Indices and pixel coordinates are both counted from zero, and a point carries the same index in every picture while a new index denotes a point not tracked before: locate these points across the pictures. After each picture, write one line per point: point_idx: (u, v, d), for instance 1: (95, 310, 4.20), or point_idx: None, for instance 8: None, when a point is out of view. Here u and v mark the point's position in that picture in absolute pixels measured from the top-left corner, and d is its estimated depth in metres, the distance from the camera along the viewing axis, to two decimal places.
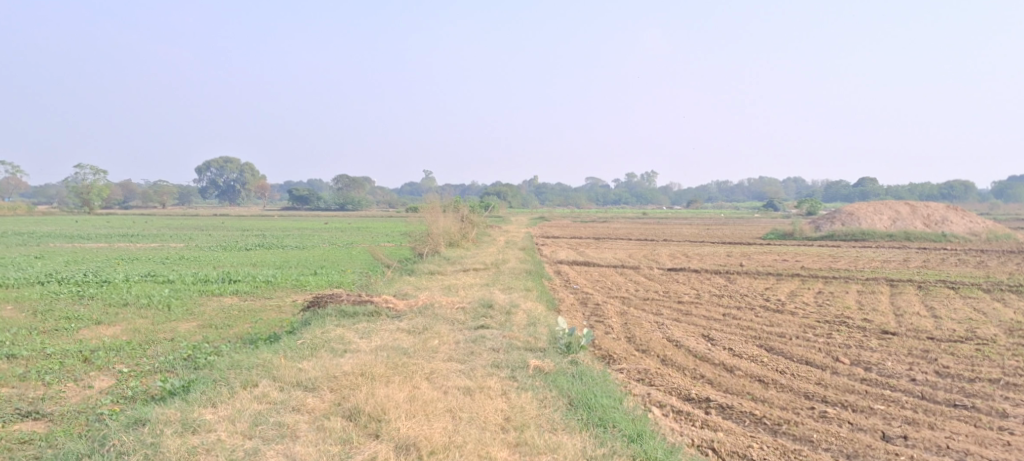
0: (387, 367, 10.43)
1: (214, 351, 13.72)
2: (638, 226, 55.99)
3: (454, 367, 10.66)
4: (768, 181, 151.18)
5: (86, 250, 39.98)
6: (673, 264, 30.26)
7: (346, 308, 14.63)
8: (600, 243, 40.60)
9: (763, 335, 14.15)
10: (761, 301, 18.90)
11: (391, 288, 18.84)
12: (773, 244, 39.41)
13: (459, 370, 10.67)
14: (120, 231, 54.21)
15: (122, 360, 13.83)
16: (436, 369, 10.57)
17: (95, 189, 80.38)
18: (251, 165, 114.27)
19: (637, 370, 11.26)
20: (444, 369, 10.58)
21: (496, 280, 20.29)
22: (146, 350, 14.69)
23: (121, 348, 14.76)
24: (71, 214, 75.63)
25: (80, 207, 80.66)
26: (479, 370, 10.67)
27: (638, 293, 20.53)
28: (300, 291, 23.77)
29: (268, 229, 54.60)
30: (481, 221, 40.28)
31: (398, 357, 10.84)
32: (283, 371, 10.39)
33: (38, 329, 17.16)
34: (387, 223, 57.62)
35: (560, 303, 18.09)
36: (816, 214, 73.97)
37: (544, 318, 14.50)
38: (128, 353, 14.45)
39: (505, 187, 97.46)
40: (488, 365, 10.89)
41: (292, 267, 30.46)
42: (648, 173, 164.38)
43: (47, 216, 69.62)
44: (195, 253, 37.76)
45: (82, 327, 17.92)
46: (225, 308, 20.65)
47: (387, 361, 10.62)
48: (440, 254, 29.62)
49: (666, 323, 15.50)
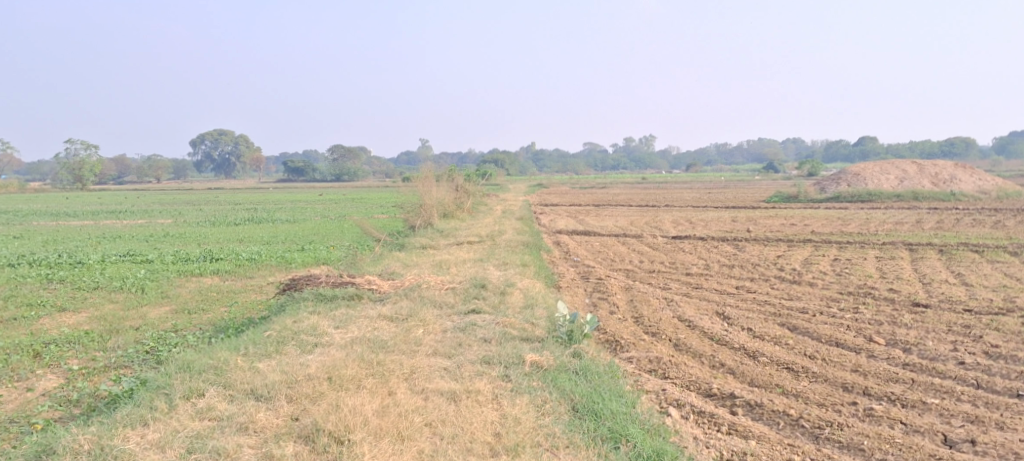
0: (359, 368, 9.14)
1: (178, 342, 12.39)
2: (639, 192, 54.53)
3: (438, 365, 9.38)
4: (766, 143, 149.62)
5: (70, 228, 38.58)
6: (677, 231, 28.90)
7: (324, 291, 13.26)
8: (601, 211, 39.18)
9: (782, 312, 12.82)
10: (775, 272, 17.52)
11: (377, 267, 17.48)
12: (778, 208, 37.96)
13: (445, 369, 9.37)
14: (109, 206, 52.72)
15: (76, 354, 12.49)
16: (417, 368, 9.29)
17: (87, 165, 78.90)
18: (247, 137, 112.62)
19: (647, 358, 9.96)
20: (426, 369, 9.30)
21: (491, 255, 18.94)
22: (107, 341, 13.34)
23: (79, 339, 13.40)
24: (63, 191, 74.04)
25: (74, 184, 79.11)
26: (467, 369, 9.37)
27: (643, 265, 19.17)
28: (285, 268, 22.40)
29: (262, 202, 53.14)
30: (477, 190, 38.84)
31: (373, 353, 9.56)
32: (238, 376, 9.12)
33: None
34: (383, 193, 56.19)
35: (559, 278, 16.77)
36: (818, 175, 72.65)
37: (542, 298, 13.15)
38: (85, 345, 13.11)
39: (502, 155, 95.81)
40: (478, 362, 9.58)
41: (280, 242, 29.06)
42: (647, 138, 162.87)
43: (39, 193, 68.09)
44: (182, 229, 36.38)
45: (45, 315, 16.55)
46: (203, 289, 19.29)
47: (361, 359, 9.34)
48: (434, 227, 28.24)
49: (675, 299, 14.16)
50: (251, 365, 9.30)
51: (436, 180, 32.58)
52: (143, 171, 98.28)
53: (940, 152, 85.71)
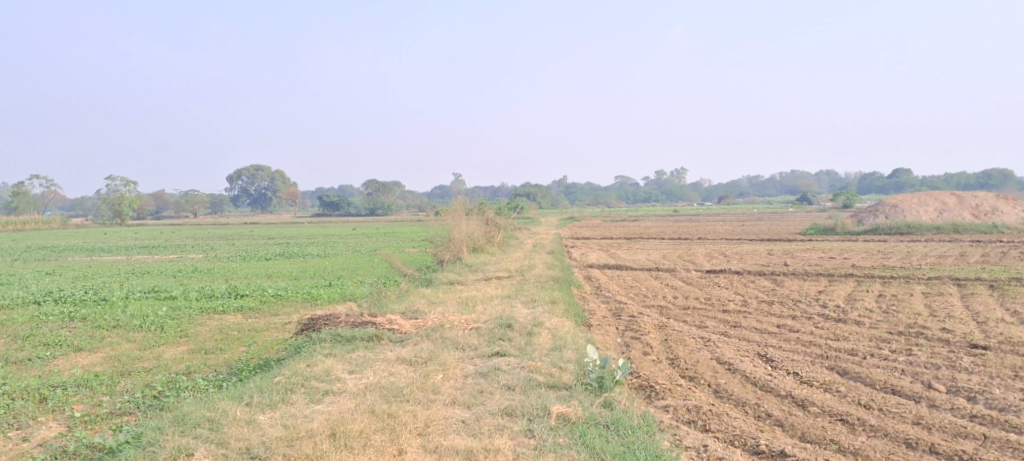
0: (367, 423, 8.43)
1: (188, 386, 11.74)
2: (671, 225, 53.54)
3: (455, 418, 8.68)
4: (800, 175, 148.21)
5: (101, 264, 38.29)
6: (711, 265, 28.02)
7: (342, 331, 12.57)
8: (632, 244, 38.34)
9: (829, 354, 11.96)
10: (817, 309, 16.61)
11: (401, 305, 16.76)
12: (815, 240, 36.92)
13: (462, 422, 8.67)
14: (143, 242, 52.62)
15: (82, 399, 11.86)
16: (432, 423, 8.56)
17: (126, 201, 79.33)
18: (282, 172, 113.17)
19: (685, 407, 9.17)
20: (442, 424, 8.57)
21: (519, 291, 18.18)
22: (116, 384, 12.70)
23: (88, 382, 12.77)
24: (102, 226, 74.50)
25: (112, 219, 79.42)
26: (488, 423, 8.63)
27: (677, 301, 18.32)
28: (309, 305, 21.77)
29: (294, 236, 52.80)
30: (508, 224, 38.16)
31: (385, 403, 8.87)
32: (240, 431, 8.46)
33: (8, 362, 15.24)
34: (414, 227, 55.74)
35: (590, 316, 15.98)
36: (853, 207, 71.44)
37: (572, 340, 12.38)
38: (94, 389, 12.48)
39: (533, 188, 95.37)
40: (499, 414, 8.86)
41: (307, 278, 28.47)
42: (678, 170, 161.91)
43: (77, 229, 68.38)
44: (211, 264, 35.97)
45: (60, 355, 15.97)
46: (224, 327, 18.66)
47: (370, 412, 8.63)
48: (463, 261, 27.54)
49: (713, 339, 13.33)
50: (254, 419, 8.63)
51: (466, 214, 31.93)
52: (180, 207, 98.83)
53: (978, 183, 84.09)
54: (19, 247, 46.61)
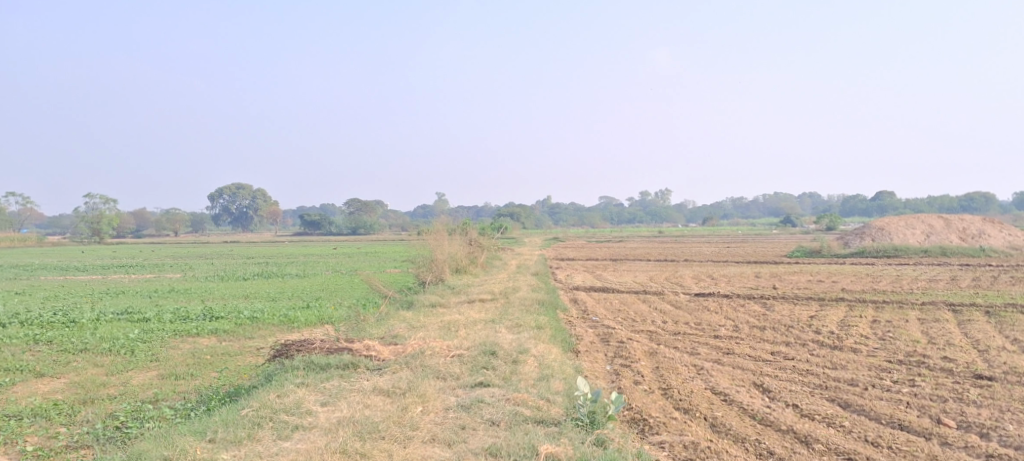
0: None
1: (151, 417, 11.05)
2: (656, 246, 53.08)
3: (434, 458, 8.10)
4: (783, 197, 148.58)
5: (75, 284, 37.42)
6: (699, 287, 27.50)
7: (316, 358, 11.93)
8: (618, 266, 37.80)
9: (829, 384, 11.40)
10: (812, 335, 16.07)
11: (380, 329, 16.12)
12: (802, 263, 36.49)
13: None
14: (120, 260, 51.60)
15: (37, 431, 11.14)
16: None
17: (106, 219, 78.18)
18: (265, 191, 112.27)
19: (682, 444, 8.66)
20: None
21: (504, 315, 17.56)
22: (76, 415, 11.99)
23: (46, 413, 12.04)
24: (80, 244, 73.34)
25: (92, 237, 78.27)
26: None
27: (666, 326, 17.75)
28: (286, 328, 21.07)
29: (275, 256, 51.96)
30: (492, 244, 37.55)
31: (360, 443, 8.25)
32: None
33: None
34: (396, 247, 55.04)
35: (577, 341, 15.39)
36: (837, 229, 71.27)
37: (559, 368, 11.78)
38: (51, 421, 11.76)
39: (517, 208, 94.87)
40: (483, 454, 8.27)
41: (285, 299, 27.74)
42: (662, 191, 162.06)
43: (55, 247, 67.23)
44: (188, 284, 35.19)
45: (20, 382, 15.20)
46: (196, 350, 17.94)
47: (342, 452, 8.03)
48: (445, 283, 26.92)
49: (706, 367, 12.75)
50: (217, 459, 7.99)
51: (448, 234, 31.31)
52: (161, 225, 97.75)
53: (960, 206, 84.30)
54: None
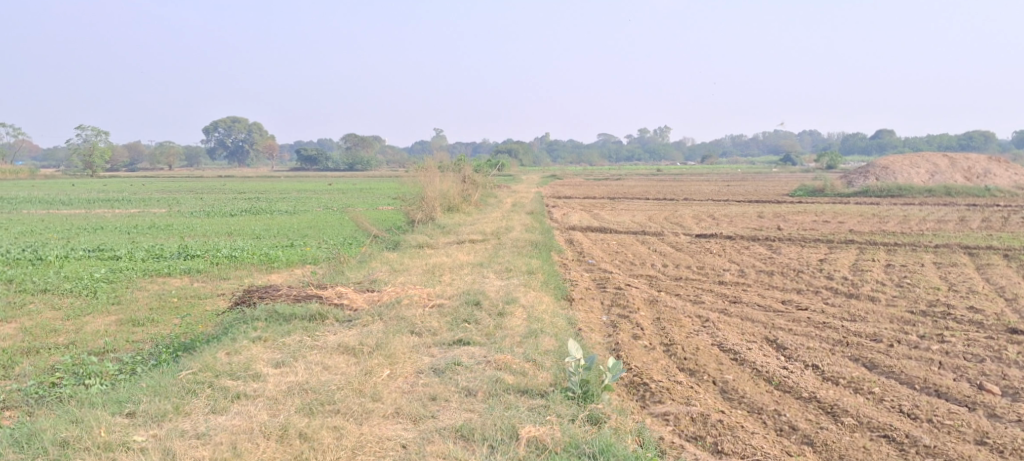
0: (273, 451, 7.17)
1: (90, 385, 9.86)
2: (654, 184, 51.71)
3: (395, 442, 7.31)
4: (782, 135, 147.00)
5: (56, 218, 36.00)
6: (699, 228, 26.25)
7: (280, 308, 10.74)
8: (616, 204, 36.53)
9: (851, 340, 10.12)
10: (824, 280, 14.76)
11: (357, 273, 14.90)
12: (805, 203, 35.16)
13: (404, 447, 7.28)
14: (110, 195, 50.01)
15: None
16: (361, 446, 7.27)
17: (99, 152, 76.34)
18: (261, 125, 110.32)
19: (689, 417, 7.64)
20: (376, 448, 7.26)
21: (493, 258, 16.37)
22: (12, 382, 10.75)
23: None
24: (73, 178, 71.73)
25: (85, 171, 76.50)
26: (438, 447, 7.23)
27: (667, 271, 16.52)
28: (265, 269, 19.77)
29: (268, 191, 50.42)
30: (486, 181, 36.15)
31: (307, 421, 7.53)
32: (116, 458, 7.10)
33: None
34: (392, 183, 53.56)
35: (571, 288, 14.24)
36: (837, 168, 69.93)
37: (551, 321, 10.63)
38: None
39: (514, 144, 93.29)
40: (453, 435, 7.40)
41: (271, 237, 26.44)
42: (660, 129, 160.37)
43: (48, 180, 65.66)
44: (171, 220, 33.89)
45: None
46: (163, 293, 16.71)
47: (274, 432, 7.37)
48: (435, 222, 25.65)
49: (712, 319, 11.44)
50: (134, 442, 7.24)
51: (439, 171, 29.95)
52: (156, 159, 96.12)
53: (959, 145, 82.95)
54: None
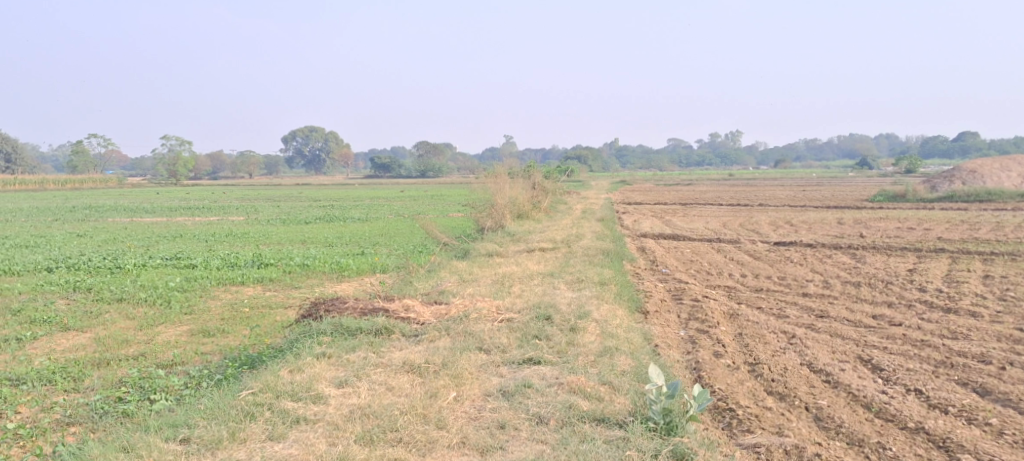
0: None
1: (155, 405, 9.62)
2: (727, 190, 50.57)
3: None
4: (859, 139, 143.47)
5: (137, 226, 36.59)
6: (778, 235, 25.33)
7: (346, 321, 10.38)
8: (688, 211, 35.66)
9: (955, 361, 9.35)
10: (918, 293, 13.86)
11: (425, 284, 14.49)
12: (888, 209, 33.86)
13: None
14: (191, 203, 50.83)
15: (27, 418, 9.75)
16: None
17: (183, 161, 77.98)
18: (335, 133, 111.57)
19: (784, 450, 7.18)
20: None
21: (564, 268, 15.84)
22: (82, 397, 10.61)
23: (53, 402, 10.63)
24: (158, 185, 73.35)
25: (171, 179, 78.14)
26: None
27: (747, 281, 15.78)
28: (336, 277, 19.53)
29: (343, 198, 50.71)
30: (556, 188, 35.65)
31: (368, 451, 7.18)
32: None
33: None
34: (463, 190, 53.42)
35: (646, 299, 13.63)
36: (919, 172, 67.68)
37: (626, 337, 10.07)
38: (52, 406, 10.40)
39: (584, 150, 92.54)
40: None
41: (343, 244, 26.32)
42: (732, 134, 158.01)
43: (133, 188, 67.18)
44: (245, 228, 34.06)
45: (47, 342, 13.95)
46: (235, 302, 16.54)
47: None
48: (505, 230, 25.19)
49: (798, 336, 10.73)
50: None
51: (510, 177, 29.53)
52: (235, 167, 97.90)
53: None
54: (65, 205, 45.04)
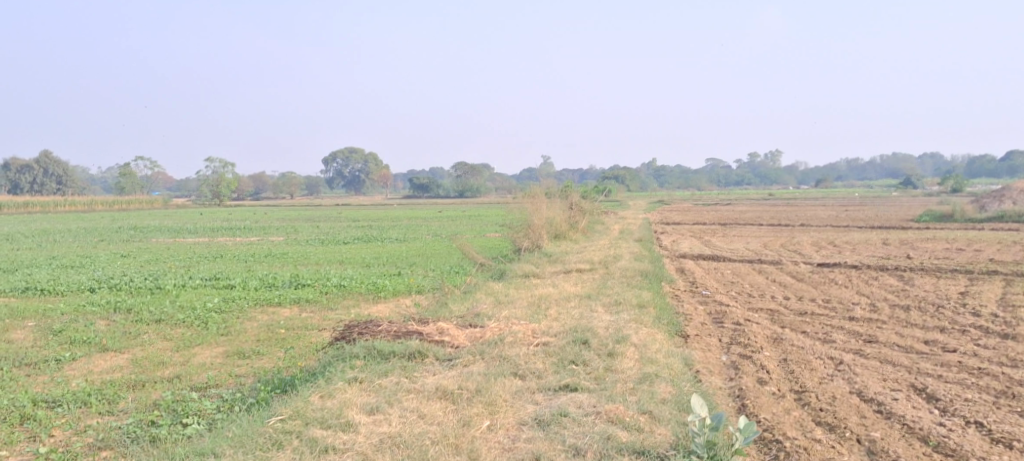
0: None
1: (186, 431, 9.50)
2: (768, 209, 49.89)
3: None
4: (903, 158, 141.47)
5: (179, 246, 36.86)
6: (821, 257, 24.81)
7: (379, 345, 10.20)
8: (729, 231, 35.16)
9: (1015, 391, 8.92)
10: (971, 318, 13.36)
11: (461, 306, 14.27)
12: (935, 229, 33.10)
13: None
14: (233, 223, 51.21)
15: (59, 443, 9.67)
16: None
17: (225, 182, 78.83)
18: (375, 154, 112.20)
19: None
20: None
21: (602, 290, 15.55)
22: (114, 421, 10.51)
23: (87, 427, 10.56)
24: (201, 206, 74.19)
25: (213, 200, 79.01)
26: None
27: (790, 304, 15.38)
28: (372, 298, 19.38)
29: (382, 218, 50.80)
30: (594, 208, 35.36)
31: None
32: None
33: (21, 373, 13.26)
34: (501, 210, 53.29)
35: (686, 323, 13.29)
36: (965, 191, 66.38)
37: (665, 363, 9.77)
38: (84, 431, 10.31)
39: (622, 170, 92.13)
40: None
41: (381, 265, 26.23)
42: (772, 154, 156.66)
43: (178, 209, 67.97)
44: (285, 248, 34.14)
45: (85, 362, 13.94)
46: (272, 323, 16.44)
47: None
48: (542, 250, 24.93)
49: (847, 362, 10.33)
50: None
51: (547, 198, 29.30)
52: (276, 188, 98.83)
53: None
54: (111, 226, 45.62)
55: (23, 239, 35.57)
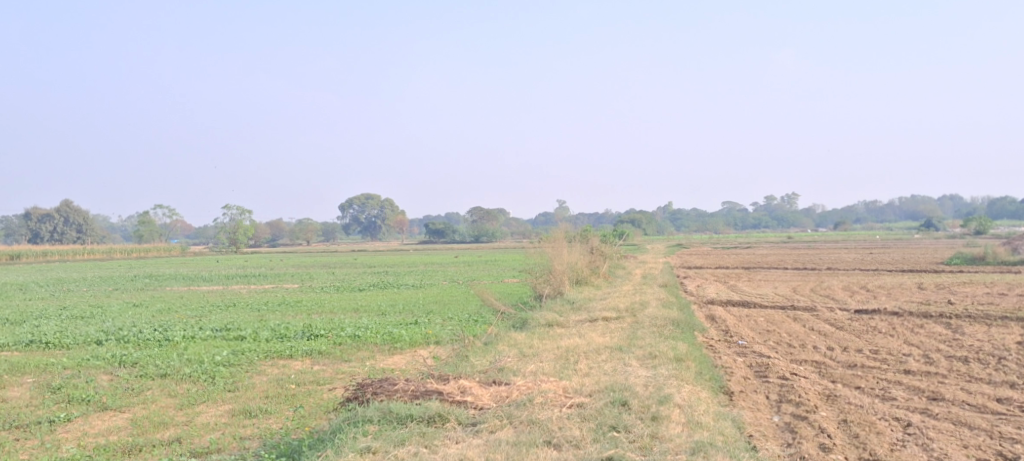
0: None
1: None
2: (790, 252, 48.69)
3: None
4: (922, 200, 140.06)
5: (193, 295, 35.99)
6: (856, 302, 23.69)
7: (395, 407, 9.22)
8: (754, 275, 34.04)
9: None
10: None
11: (483, 359, 13.26)
12: (969, 272, 31.90)
13: None
14: (248, 270, 50.37)
15: None
16: None
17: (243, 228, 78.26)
18: (391, 201, 112.29)
19: None
20: None
21: (633, 341, 14.53)
22: None
23: None
24: (218, 253, 73.56)
25: (231, 247, 78.41)
26: None
27: (836, 355, 14.26)
28: (388, 349, 18.38)
29: (399, 264, 49.86)
30: (615, 252, 34.32)
31: None
32: None
33: (12, 437, 12.32)
34: (518, 255, 52.30)
35: (727, 377, 12.22)
36: (989, 233, 65.05)
37: (715, 428, 8.74)
38: None
39: (639, 214, 91.18)
40: None
41: (397, 313, 25.24)
42: (789, 196, 155.55)
43: (195, 257, 67.32)
44: (300, 296, 33.18)
45: (82, 422, 12.98)
46: (282, 377, 15.45)
47: None
48: (565, 297, 23.91)
49: (918, 424, 9.27)
50: None
51: (568, 242, 28.30)
52: (293, 234, 98.29)
53: None
54: (126, 274, 44.85)
55: (36, 288, 34.80)
